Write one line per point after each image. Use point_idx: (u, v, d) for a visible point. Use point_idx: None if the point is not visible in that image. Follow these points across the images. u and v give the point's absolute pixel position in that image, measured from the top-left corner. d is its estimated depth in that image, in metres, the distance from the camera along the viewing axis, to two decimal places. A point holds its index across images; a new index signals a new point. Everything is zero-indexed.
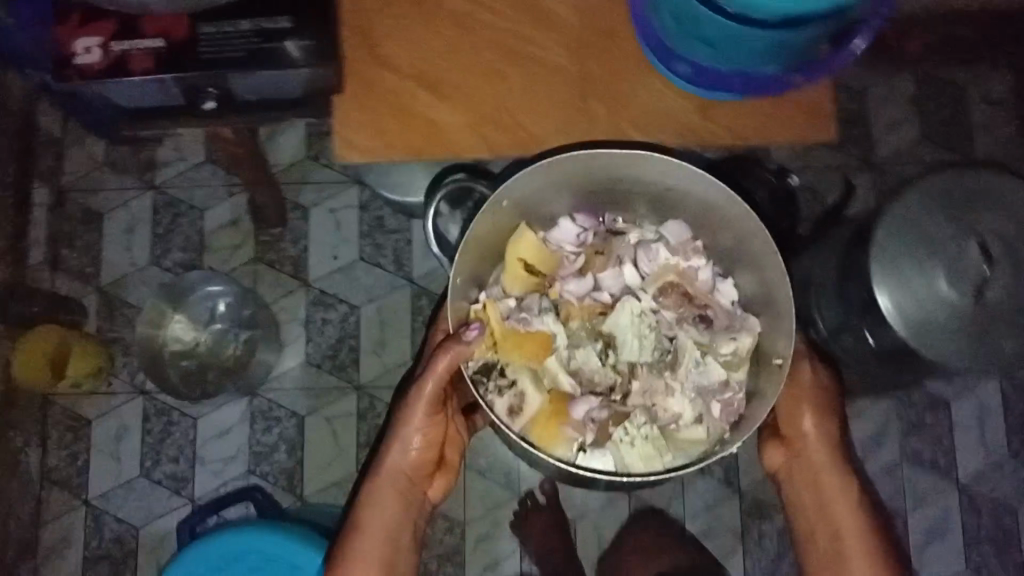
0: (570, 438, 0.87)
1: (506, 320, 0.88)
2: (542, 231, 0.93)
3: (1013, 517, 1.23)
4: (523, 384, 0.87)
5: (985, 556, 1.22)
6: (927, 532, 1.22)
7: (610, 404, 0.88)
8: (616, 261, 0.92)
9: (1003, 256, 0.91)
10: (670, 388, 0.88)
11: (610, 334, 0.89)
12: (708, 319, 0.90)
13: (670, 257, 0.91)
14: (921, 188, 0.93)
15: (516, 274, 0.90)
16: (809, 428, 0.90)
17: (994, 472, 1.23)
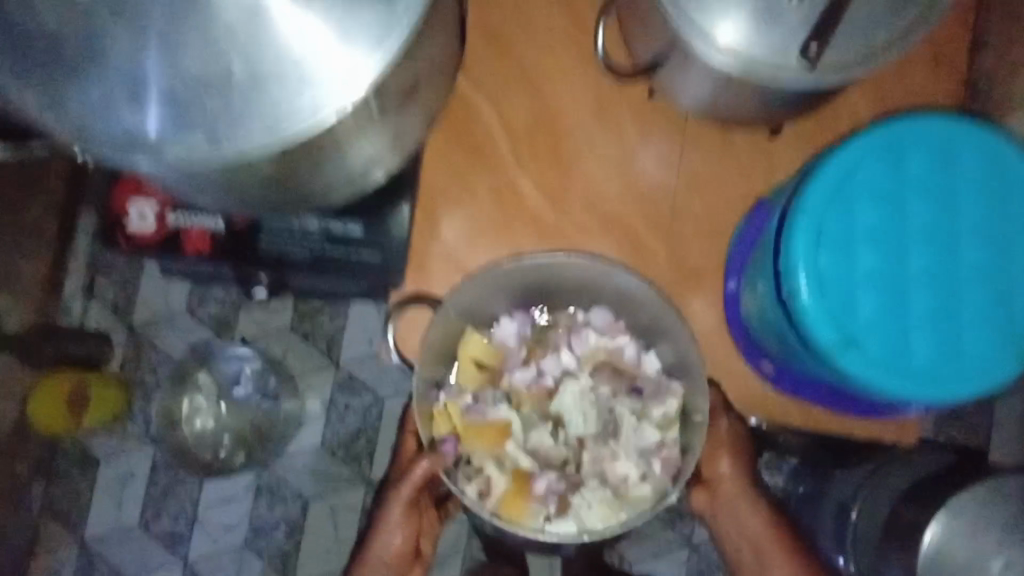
0: (540, 512, 0.75)
1: (466, 413, 0.77)
2: (482, 329, 0.80)
3: None
4: (488, 470, 0.76)
5: None
6: None
7: (567, 475, 0.77)
8: (554, 348, 0.80)
9: None
10: (616, 454, 0.77)
11: (557, 413, 0.78)
12: (639, 389, 0.79)
13: (604, 339, 0.80)
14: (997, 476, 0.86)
15: (464, 370, 0.78)
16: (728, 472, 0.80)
17: None
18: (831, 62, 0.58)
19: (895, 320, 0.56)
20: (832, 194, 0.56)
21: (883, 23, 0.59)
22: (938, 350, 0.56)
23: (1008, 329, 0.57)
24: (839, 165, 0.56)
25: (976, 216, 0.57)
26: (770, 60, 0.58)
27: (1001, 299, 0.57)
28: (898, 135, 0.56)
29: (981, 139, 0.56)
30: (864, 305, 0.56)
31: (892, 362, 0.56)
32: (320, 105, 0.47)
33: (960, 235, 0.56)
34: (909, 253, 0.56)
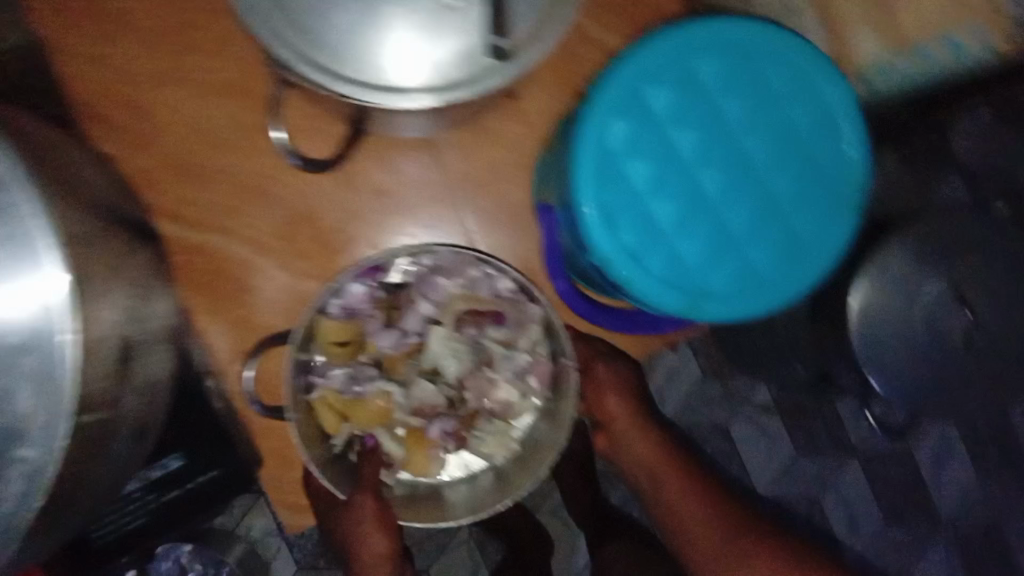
0: (440, 457, 0.70)
1: (345, 394, 0.68)
2: (331, 302, 0.64)
3: None
4: (382, 441, 0.70)
5: None
6: None
7: (458, 410, 0.70)
8: (409, 302, 0.67)
9: None
10: (494, 381, 0.69)
11: (433, 365, 0.69)
12: (502, 318, 0.68)
13: (454, 281, 0.67)
14: None
15: (334, 353, 0.67)
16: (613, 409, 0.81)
17: None
18: (529, 32, 0.53)
19: (724, 253, 0.53)
20: (598, 175, 0.51)
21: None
22: (775, 256, 0.53)
23: (829, 190, 0.53)
24: (586, 146, 0.51)
25: (743, 105, 0.52)
26: (463, 73, 0.53)
27: (808, 168, 0.53)
28: (627, 79, 0.51)
29: (703, 38, 0.51)
30: (688, 258, 0.53)
31: (742, 290, 0.53)
32: (31, 473, 0.39)
33: (738, 133, 0.52)
34: (702, 182, 0.52)
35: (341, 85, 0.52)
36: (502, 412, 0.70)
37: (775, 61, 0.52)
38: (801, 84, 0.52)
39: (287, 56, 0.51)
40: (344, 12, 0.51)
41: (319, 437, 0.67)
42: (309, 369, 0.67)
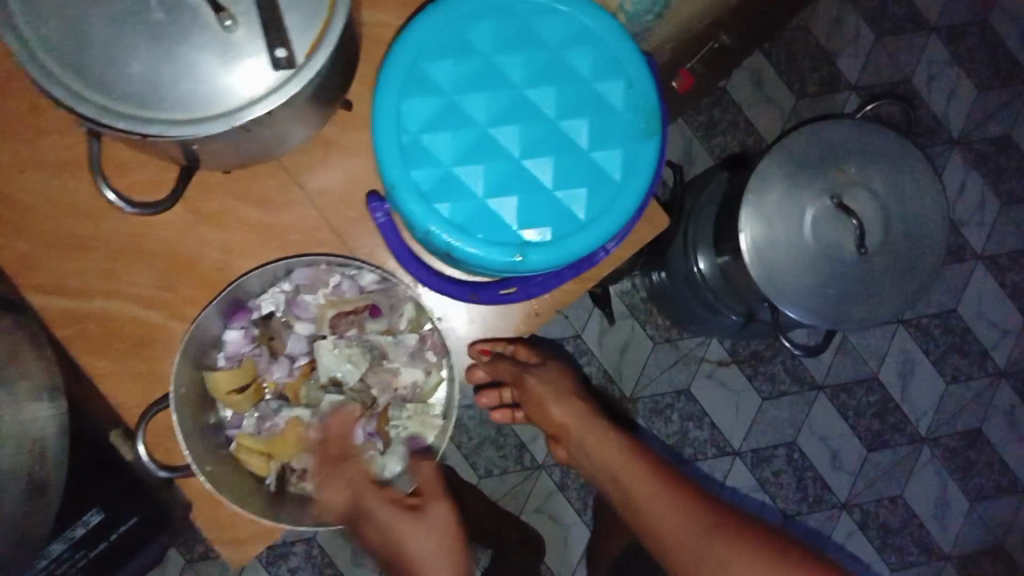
0: (378, 455, 0.70)
1: (260, 435, 0.69)
2: (214, 355, 0.69)
3: (957, 316, 1.28)
4: (311, 462, 0.69)
5: (955, 362, 1.28)
6: (900, 377, 1.27)
7: (373, 410, 0.71)
8: (287, 329, 0.71)
9: (863, 201, 0.86)
10: (395, 371, 0.71)
11: (331, 378, 0.70)
12: (375, 309, 0.70)
13: (319, 293, 0.70)
14: (781, 162, 0.86)
15: (233, 400, 0.68)
16: (559, 415, 0.88)
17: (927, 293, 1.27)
18: (309, 44, 0.55)
19: (541, 198, 0.55)
20: (402, 153, 0.55)
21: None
22: (587, 191, 0.56)
23: (626, 119, 0.56)
24: (384, 125, 0.54)
25: (522, 58, 0.56)
26: (260, 89, 0.54)
27: (600, 103, 0.56)
28: (407, 61, 0.55)
29: (472, 8, 0.56)
30: (507, 210, 0.55)
31: (561, 230, 0.55)
32: None
33: (524, 85, 0.55)
34: (502, 137, 0.55)
35: (145, 126, 0.52)
36: (413, 395, 0.71)
37: (541, 13, 0.56)
38: (570, 29, 0.56)
39: (89, 110, 0.52)
40: (136, 56, 0.52)
41: (252, 482, 0.68)
42: (224, 425, 0.70)
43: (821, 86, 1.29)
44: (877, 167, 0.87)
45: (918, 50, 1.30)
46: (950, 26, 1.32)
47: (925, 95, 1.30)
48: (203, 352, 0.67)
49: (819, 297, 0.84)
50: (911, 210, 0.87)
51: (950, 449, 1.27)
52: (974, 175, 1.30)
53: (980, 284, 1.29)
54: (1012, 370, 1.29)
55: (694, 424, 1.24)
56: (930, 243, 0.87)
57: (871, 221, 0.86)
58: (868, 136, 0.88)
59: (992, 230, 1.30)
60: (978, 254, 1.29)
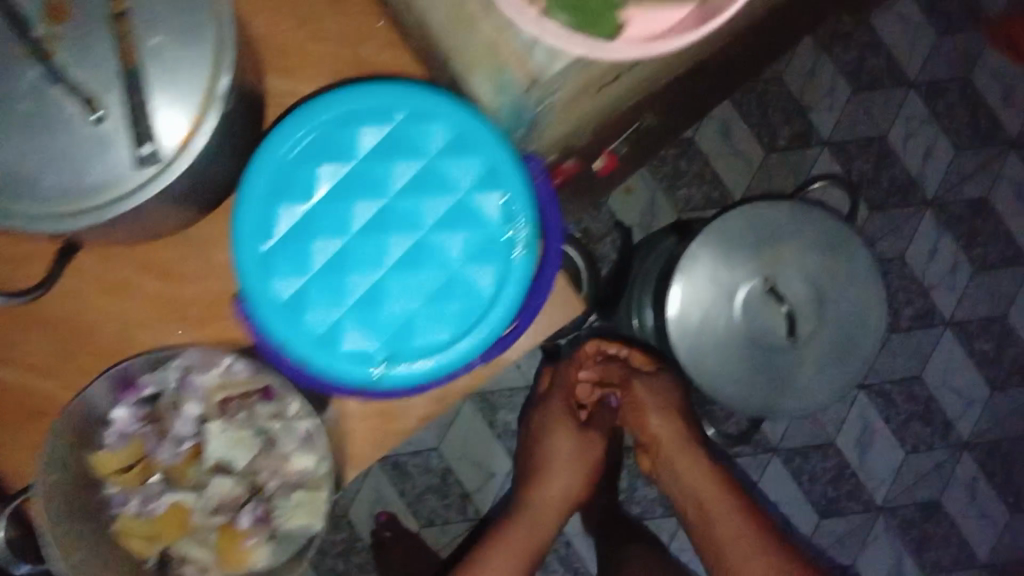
0: (264, 543, 0.67)
1: (141, 517, 0.68)
2: (99, 434, 0.67)
3: (921, 384, 1.24)
4: (192, 547, 0.69)
5: (916, 431, 1.24)
6: (859, 444, 1.23)
7: (262, 495, 0.69)
8: (176, 409, 0.68)
9: (794, 287, 0.82)
10: (285, 456, 0.68)
11: (218, 462, 0.68)
12: (266, 392, 0.67)
13: (208, 374, 0.67)
14: (715, 242, 0.81)
15: (120, 481, 0.68)
16: (656, 428, 0.95)
17: (889, 358, 1.24)
18: (191, 127, 0.46)
19: (408, 316, 0.53)
20: (262, 266, 0.52)
21: (190, 50, 0.45)
22: (457, 310, 0.53)
23: (501, 235, 0.53)
24: (242, 241, 0.52)
25: (390, 169, 0.53)
26: (137, 179, 0.46)
27: (473, 217, 0.53)
28: (271, 166, 0.52)
29: (345, 109, 0.52)
30: (368, 331, 0.52)
31: (428, 352, 0.53)
32: None
33: (396, 196, 0.52)
34: (369, 251, 0.52)
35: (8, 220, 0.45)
36: (302, 481, 0.68)
37: (413, 120, 0.53)
38: (450, 136, 0.52)
39: None
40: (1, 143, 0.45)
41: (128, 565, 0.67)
42: (106, 504, 0.68)
43: (794, 138, 1.24)
44: (812, 252, 0.82)
45: (895, 108, 1.26)
46: (933, 82, 1.27)
47: (900, 153, 1.26)
48: (85, 432, 0.66)
49: (742, 383, 0.82)
50: (844, 298, 0.83)
51: (907, 520, 1.24)
52: (946, 238, 1.26)
53: (946, 351, 1.25)
54: (975, 442, 1.25)
55: (643, 482, 1.21)
56: (865, 328, 0.84)
57: (803, 311, 0.82)
58: (803, 218, 0.82)
59: (963, 295, 1.26)
60: (946, 321, 1.25)
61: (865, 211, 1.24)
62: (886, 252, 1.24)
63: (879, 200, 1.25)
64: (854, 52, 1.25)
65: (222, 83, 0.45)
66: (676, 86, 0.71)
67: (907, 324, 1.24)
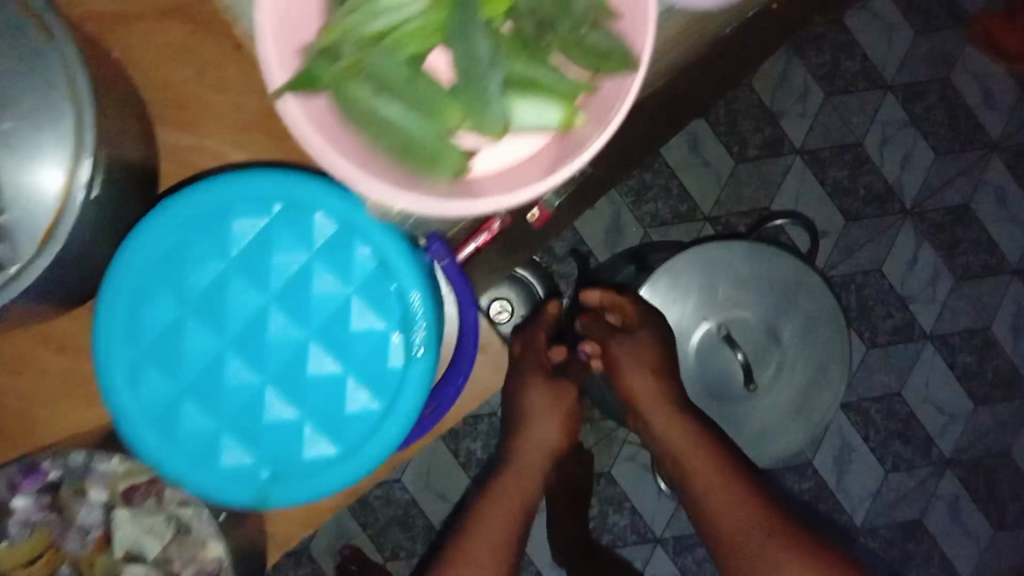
0: None
1: None
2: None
3: (901, 401, 1.20)
4: None
5: (896, 450, 1.19)
6: (837, 465, 1.18)
7: None
8: (81, 495, 0.62)
9: (745, 331, 0.77)
10: (198, 545, 0.61)
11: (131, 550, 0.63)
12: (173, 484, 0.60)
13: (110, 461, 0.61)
14: (664, 282, 0.77)
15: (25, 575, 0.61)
16: (637, 383, 0.69)
17: (866, 373, 1.19)
18: (50, 224, 0.42)
19: (290, 430, 0.47)
20: (127, 373, 0.47)
21: (45, 104, 0.41)
22: (346, 424, 0.47)
23: (397, 340, 0.47)
24: (105, 356, 0.46)
25: (271, 268, 0.47)
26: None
27: (367, 318, 0.47)
28: (135, 265, 0.46)
29: (220, 199, 0.46)
30: (250, 449, 0.47)
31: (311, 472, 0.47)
32: None
33: (278, 297, 0.47)
34: (247, 358, 0.47)
35: None
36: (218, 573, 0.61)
37: (294, 210, 0.46)
38: (337, 228, 0.47)
39: None
40: None
41: None
42: None
43: (765, 147, 1.18)
44: (767, 294, 0.77)
45: (871, 112, 1.20)
46: (909, 83, 1.21)
47: (877, 160, 1.20)
48: None
49: None
50: (801, 343, 0.77)
51: (888, 541, 1.19)
52: (925, 248, 1.21)
53: (925, 365, 1.20)
54: (956, 458, 1.21)
55: (613, 511, 1.16)
56: (830, 375, 0.79)
57: (758, 359, 0.78)
58: (758, 258, 0.77)
59: (942, 307, 1.21)
60: (925, 334, 1.20)
61: (838, 221, 1.19)
62: (862, 265, 1.19)
63: (856, 209, 1.19)
64: (827, 54, 1.19)
65: (79, 173, 0.41)
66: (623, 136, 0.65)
67: (885, 338, 1.20)
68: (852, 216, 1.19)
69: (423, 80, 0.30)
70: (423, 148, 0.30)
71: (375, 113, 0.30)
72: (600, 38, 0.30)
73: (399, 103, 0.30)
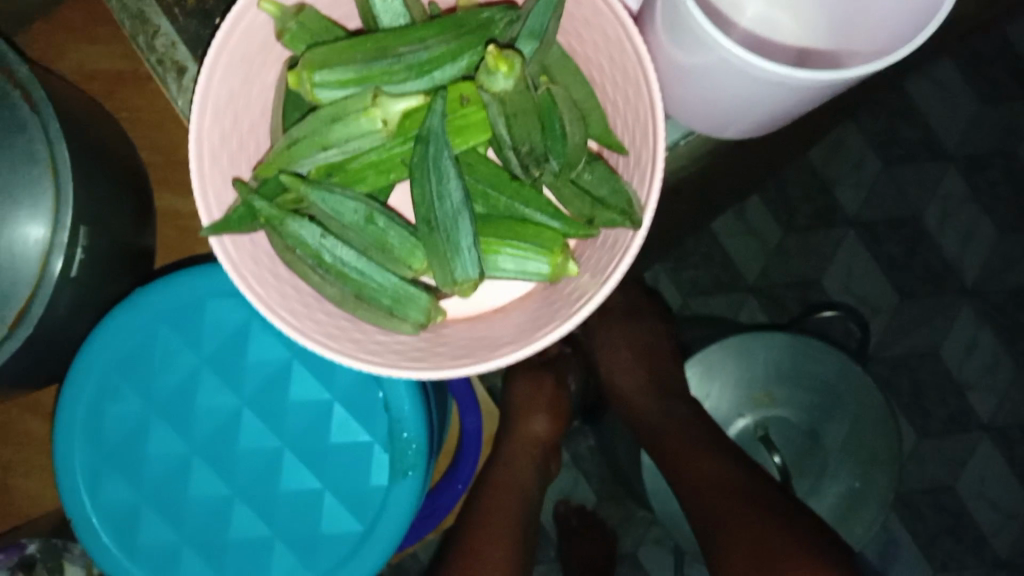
0: None
1: None
2: None
3: (954, 496, 1.11)
4: None
5: (946, 548, 1.10)
6: (881, 560, 1.10)
7: None
8: None
9: (790, 430, 0.71)
10: None
11: None
12: None
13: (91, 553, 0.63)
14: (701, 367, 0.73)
15: None
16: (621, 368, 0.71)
17: (914, 461, 1.11)
18: (24, 301, 0.48)
19: (244, 541, 0.48)
20: (92, 471, 0.48)
21: (28, 178, 0.47)
22: (303, 542, 0.47)
23: (363, 456, 0.46)
24: (69, 459, 0.48)
25: (239, 378, 0.47)
26: None
27: (335, 430, 0.47)
28: (106, 362, 0.48)
29: (194, 301, 0.47)
30: (210, 561, 0.48)
31: None
32: None
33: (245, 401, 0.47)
34: (208, 462, 0.48)
35: None
36: None
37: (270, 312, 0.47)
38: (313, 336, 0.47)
39: None
40: None
41: None
42: None
43: (816, 215, 1.11)
44: (813, 390, 0.71)
45: (932, 184, 1.13)
46: (972, 156, 1.14)
47: (935, 235, 1.13)
48: None
49: None
50: (850, 447, 0.71)
51: None
52: (986, 333, 1.13)
53: (981, 457, 1.12)
54: (1013, 561, 1.11)
55: None
56: (874, 486, 0.71)
57: (801, 462, 0.71)
58: (804, 351, 0.71)
59: (1002, 396, 1.13)
60: (981, 424, 1.12)
61: (892, 298, 1.12)
62: (914, 346, 1.12)
63: (910, 286, 1.12)
64: (885, 121, 1.13)
65: (53, 262, 0.48)
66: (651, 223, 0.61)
67: (936, 425, 1.12)
68: (908, 292, 1.12)
69: (379, 231, 0.41)
70: (389, 298, 0.40)
71: (337, 259, 0.41)
72: (602, 187, 0.39)
73: (353, 250, 0.41)
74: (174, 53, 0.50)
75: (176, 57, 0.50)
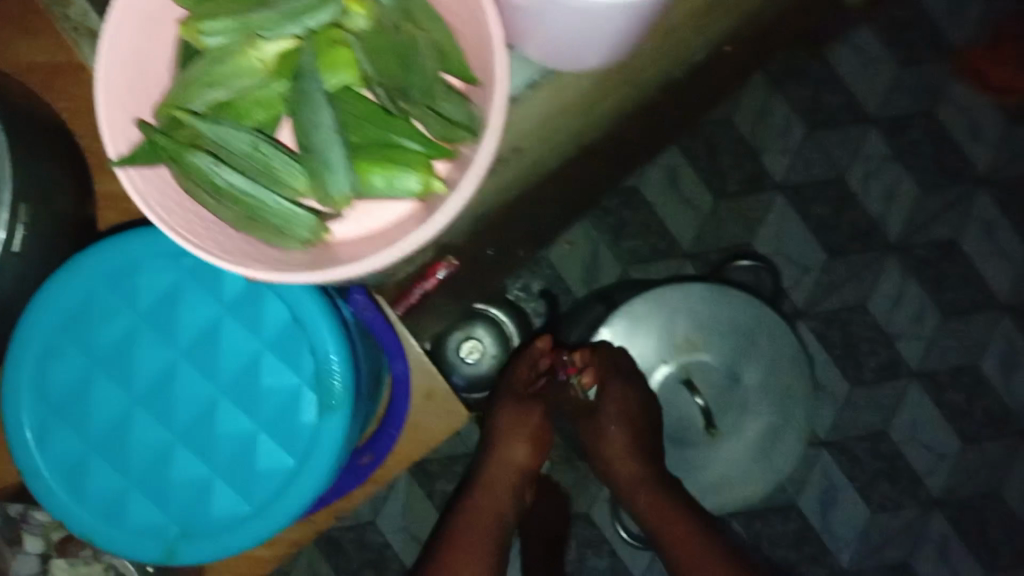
0: None
1: None
2: None
3: (888, 440, 1.17)
4: None
5: (882, 490, 1.16)
6: (822, 505, 1.15)
7: None
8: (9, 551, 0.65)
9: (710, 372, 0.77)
10: None
11: None
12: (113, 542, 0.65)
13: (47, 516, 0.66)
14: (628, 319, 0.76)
15: None
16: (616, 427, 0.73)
17: (849, 410, 1.17)
18: None
19: (185, 483, 0.51)
20: (41, 423, 0.52)
21: None
22: (241, 482, 0.51)
23: (293, 396, 0.50)
24: (19, 413, 0.52)
25: (174, 329, 0.51)
26: None
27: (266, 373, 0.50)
28: (49, 321, 0.51)
29: (129, 256, 0.51)
30: (156, 500, 0.51)
31: (204, 526, 0.51)
32: None
33: (181, 350, 0.51)
34: (149, 411, 0.51)
35: None
36: None
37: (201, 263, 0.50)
38: (242, 284, 0.50)
39: None
40: None
41: None
42: None
43: (744, 182, 1.16)
44: (729, 334, 0.76)
45: (854, 147, 1.19)
46: (892, 118, 1.19)
47: (859, 194, 1.18)
48: None
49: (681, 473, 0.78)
50: (766, 384, 0.77)
51: None
52: (912, 286, 1.18)
53: (911, 403, 1.18)
54: (946, 499, 1.17)
55: (593, 553, 1.10)
56: (792, 417, 0.78)
57: (723, 402, 0.77)
58: (718, 299, 0.76)
59: (929, 344, 1.19)
60: (911, 371, 1.18)
61: (821, 257, 1.17)
62: (844, 301, 1.18)
63: (838, 244, 1.18)
64: (808, 88, 1.18)
65: None
66: (566, 184, 0.65)
67: (869, 374, 1.17)
68: (836, 251, 1.18)
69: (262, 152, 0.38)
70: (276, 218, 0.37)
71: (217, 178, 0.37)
72: (461, 106, 0.36)
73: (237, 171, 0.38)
74: (87, 20, 0.54)
75: (89, 22, 0.54)
